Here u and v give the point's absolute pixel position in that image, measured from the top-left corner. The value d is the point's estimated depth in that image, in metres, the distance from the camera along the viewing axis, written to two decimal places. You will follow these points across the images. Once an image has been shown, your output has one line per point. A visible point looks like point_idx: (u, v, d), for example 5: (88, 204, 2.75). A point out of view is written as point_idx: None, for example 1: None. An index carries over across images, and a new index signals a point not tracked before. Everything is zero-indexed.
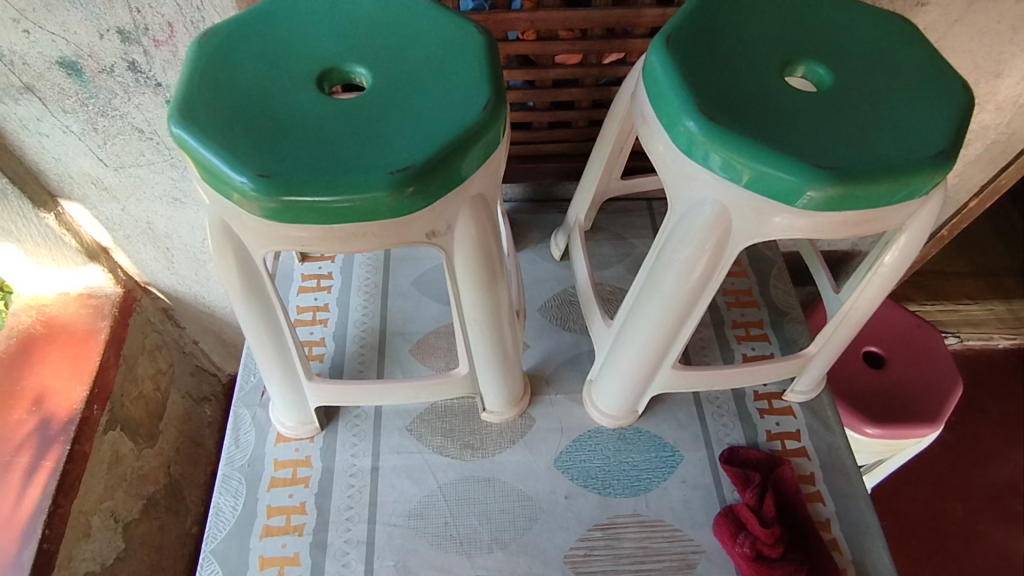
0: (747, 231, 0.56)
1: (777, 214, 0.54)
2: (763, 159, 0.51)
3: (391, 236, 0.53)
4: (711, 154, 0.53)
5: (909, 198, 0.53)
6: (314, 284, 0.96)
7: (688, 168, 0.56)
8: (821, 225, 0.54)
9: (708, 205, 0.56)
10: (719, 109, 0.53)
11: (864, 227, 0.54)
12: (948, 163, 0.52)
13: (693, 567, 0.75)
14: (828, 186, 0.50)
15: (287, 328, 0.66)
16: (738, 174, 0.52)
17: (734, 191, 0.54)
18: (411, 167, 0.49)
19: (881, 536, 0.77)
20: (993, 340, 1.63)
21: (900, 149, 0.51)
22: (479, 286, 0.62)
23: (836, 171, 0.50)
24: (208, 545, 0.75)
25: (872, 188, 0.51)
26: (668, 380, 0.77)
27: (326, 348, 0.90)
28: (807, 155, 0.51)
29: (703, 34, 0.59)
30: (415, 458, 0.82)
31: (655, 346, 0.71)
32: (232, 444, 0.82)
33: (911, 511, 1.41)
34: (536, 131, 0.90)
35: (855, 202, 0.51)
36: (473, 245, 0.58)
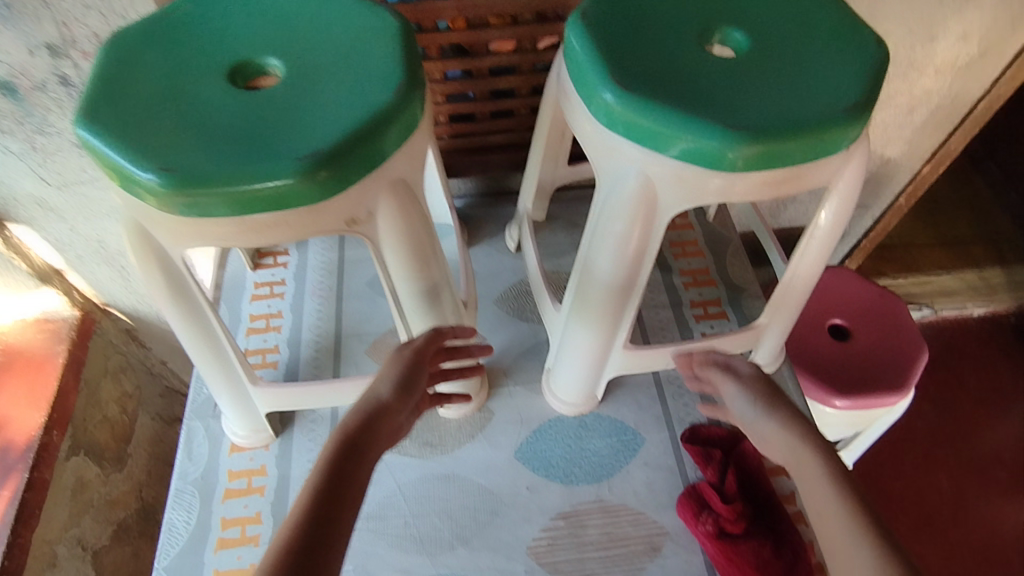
0: (674, 200, 0.55)
1: (700, 179, 0.53)
2: (678, 122, 0.50)
3: (307, 225, 0.51)
4: (627, 122, 0.52)
5: (830, 153, 0.53)
6: (266, 291, 0.94)
7: (609, 141, 0.55)
8: (742, 189, 0.53)
9: (632, 175, 0.55)
10: (635, 78, 0.53)
11: (788, 187, 0.54)
12: (864, 116, 0.52)
13: (658, 550, 0.74)
14: (744, 146, 0.50)
15: (223, 333, 0.65)
16: (655, 141, 0.52)
17: (655, 159, 0.53)
18: (319, 152, 0.48)
19: None
20: (967, 308, 1.64)
21: (815, 106, 0.51)
22: (414, 276, 0.60)
23: (752, 129, 0.50)
24: (160, 562, 0.73)
25: (790, 145, 0.50)
26: (622, 361, 0.77)
27: (280, 354, 0.88)
28: (722, 116, 0.50)
29: (618, 5, 0.59)
30: (373, 461, 0.80)
31: (601, 327, 0.70)
32: (185, 458, 0.80)
33: (896, 486, 1.39)
34: (479, 122, 0.89)
35: (774, 161, 0.51)
36: (400, 233, 0.56)
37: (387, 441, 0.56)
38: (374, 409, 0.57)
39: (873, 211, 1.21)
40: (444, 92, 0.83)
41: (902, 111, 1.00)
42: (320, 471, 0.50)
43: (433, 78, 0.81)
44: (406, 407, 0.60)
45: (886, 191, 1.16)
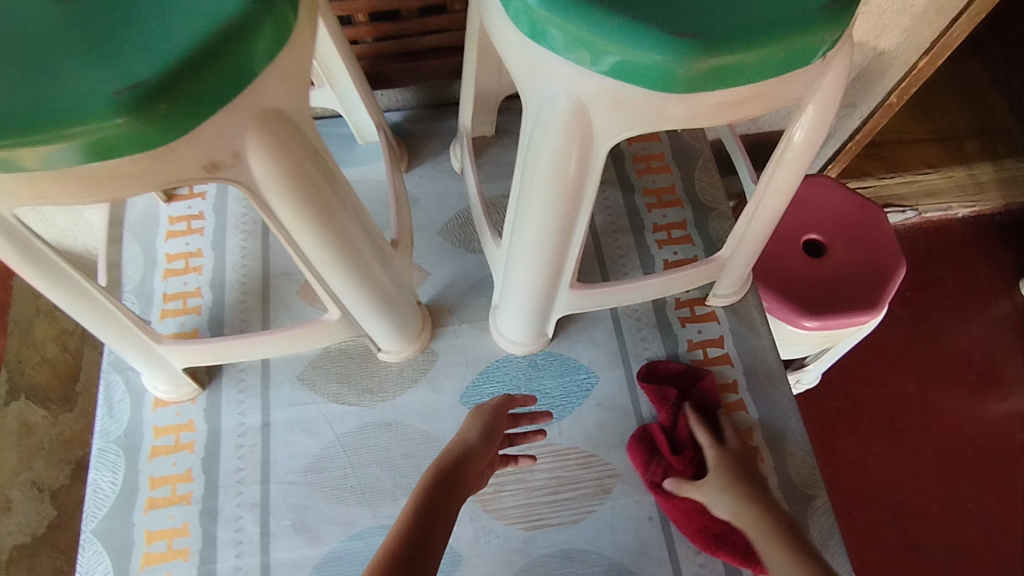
0: (612, 128, 0.45)
1: (642, 102, 0.43)
2: (613, 28, 0.39)
3: (149, 174, 0.41)
4: (551, 28, 0.41)
5: (804, 64, 0.42)
6: (183, 227, 0.84)
7: (532, 54, 0.44)
8: (693, 112, 0.43)
9: (560, 98, 0.44)
10: None
11: (751, 108, 0.44)
12: (848, 14, 0.41)
13: (608, 492, 0.72)
14: (696, 59, 0.39)
15: (95, 289, 0.56)
16: (585, 54, 0.41)
17: (587, 77, 0.42)
18: (142, 82, 0.37)
19: (803, 438, 0.75)
20: (952, 210, 1.49)
21: (785, 3, 0.40)
22: (313, 224, 0.50)
23: (706, 36, 0.39)
24: (88, 525, 0.69)
25: (753, 56, 0.40)
26: (570, 300, 0.70)
27: (202, 299, 0.80)
28: (667, 20, 0.40)
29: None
30: (309, 411, 0.75)
31: (542, 268, 0.63)
32: (105, 415, 0.74)
33: (862, 391, 1.30)
34: (406, 21, 0.75)
35: (734, 76, 0.41)
36: (283, 179, 0.45)
37: (470, 489, 0.61)
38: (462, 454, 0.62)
39: (861, 110, 1.09)
40: None
41: None
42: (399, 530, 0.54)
43: None
44: (488, 456, 0.64)
45: (876, 88, 1.04)
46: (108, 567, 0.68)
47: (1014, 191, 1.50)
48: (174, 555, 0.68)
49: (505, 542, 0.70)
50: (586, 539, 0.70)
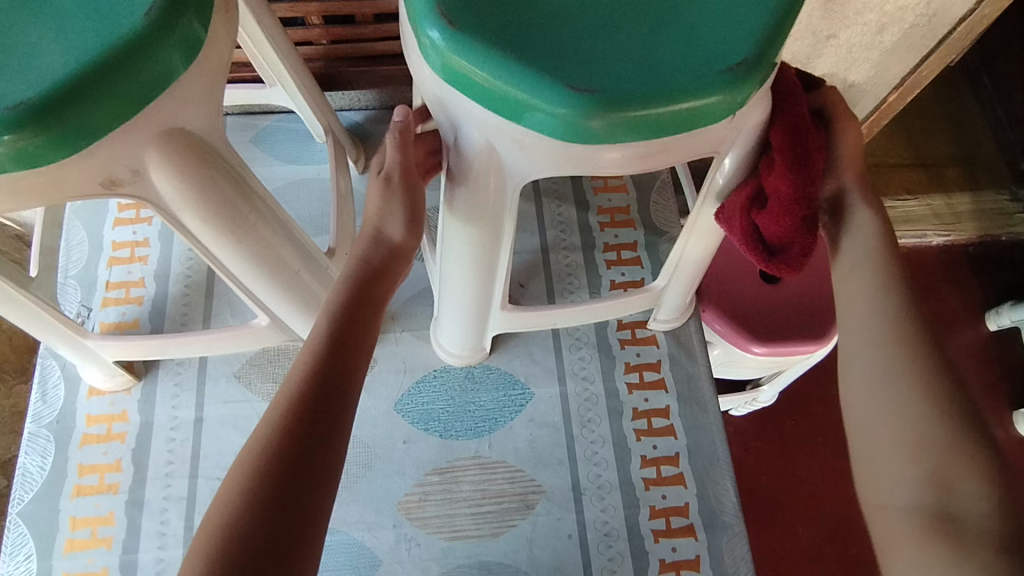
0: (521, 170, 0.46)
1: (543, 146, 0.43)
2: (510, 75, 0.40)
3: (50, 189, 0.41)
4: (454, 67, 0.42)
5: (707, 123, 0.43)
6: (132, 215, 0.84)
7: (442, 92, 0.44)
8: (599, 164, 0.44)
9: (470, 136, 0.45)
10: (467, 11, 0.41)
11: (658, 160, 0.44)
12: (751, 80, 0.42)
13: (531, 508, 0.73)
14: (591, 112, 0.40)
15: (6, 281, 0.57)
16: (489, 94, 0.41)
17: (492, 122, 0.43)
18: (38, 102, 0.38)
19: (727, 466, 0.76)
20: (926, 237, 1.30)
21: (688, 64, 0.41)
22: (229, 238, 0.50)
23: (601, 92, 0.40)
24: (15, 508, 0.70)
25: (650, 112, 0.40)
26: (502, 321, 0.70)
27: (146, 290, 0.80)
28: (569, 72, 0.40)
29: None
30: (243, 408, 0.76)
31: (468, 234, 0.53)
32: (39, 400, 0.75)
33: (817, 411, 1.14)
34: (360, 26, 0.75)
35: (636, 132, 0.41)
36: (193, 194, 0.45)
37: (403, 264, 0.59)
38: (389, 253, 0.57)
39: None
40: None
41: (869, 30, 0.85)
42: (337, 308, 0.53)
43: None
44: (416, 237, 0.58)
45: None
46: (32, 550, 0.69)
47: (992, 227, 1.32)
48: (98, 543, 0.69)
49: (425, 550, 0.71)
50: (504, 553, 0.71)
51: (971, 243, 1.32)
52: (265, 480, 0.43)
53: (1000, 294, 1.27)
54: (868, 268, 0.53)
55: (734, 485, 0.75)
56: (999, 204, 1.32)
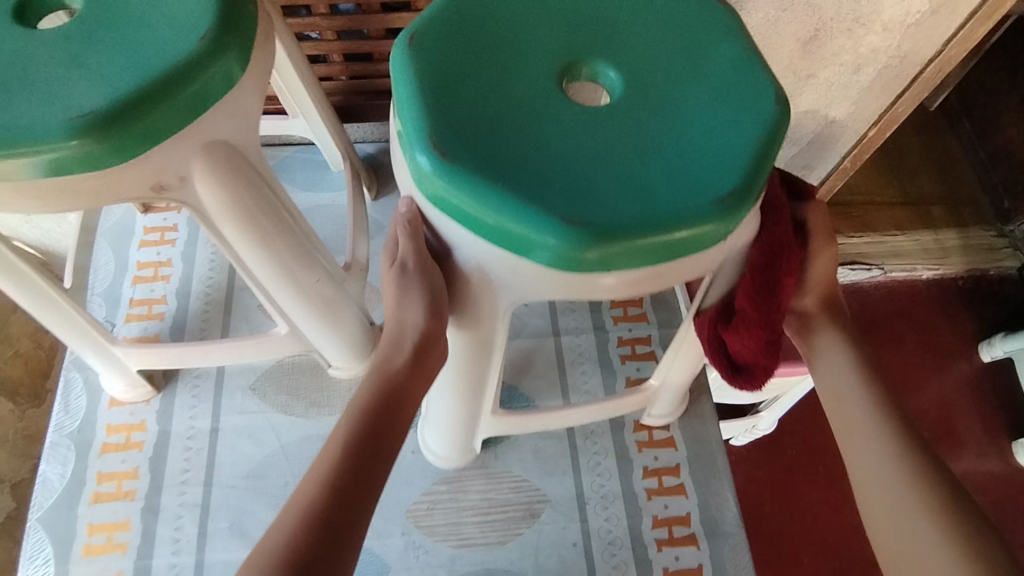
0: (513, 289, 0.48)
1: (538, 272, 0.45)
2: (506, 207, 0.43)
3: (104, 193, 0.45)
4: (451, 197, 0.44)
5: (691, 252, 0.46)
6: (156, 237, 0.88)
7: (438, 215, 0.47)
8: (588, 291, 0.46)
9: (468, 256, 0.47)
10: (461, 143, 0.45)
11: (647, 285, 0.47)
12: (732, 210, 0.45)
13: (536, 516, 0.75)
14: (580, 246, 0.42)
15: (50, 287, 0.61)
16: (483, 224, 0.44)
17: (486, 248, 0.46)
18: (100, 113, 0.42)
19: (728, 478, 0.78)
20: (916, 271, 1.29)
21: (671, 194, 0.44)
22: (255, 242, 0.54)
23: (593, 224, 0.42)
24: (34, 513, 0.73)
25: (639, 243, 0.43)
26: (495, 426, 0.72)
27: (167, 306, 0.84)
28: (558, 204, 0.43)
29: (465, 33, 0.50)
30: (256, 419, 0.78)
31: (461, 342, 0.56)
32: (61, 410, 0.77)
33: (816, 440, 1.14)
34: (378, 63, 0.81)
35: (623, 261, 0.44)
36: (226, 198, 0.49)
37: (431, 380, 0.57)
38: (413, 352, 0.53)
39: (817, 172, 1.04)
40: (333, 28, 0.76)
41: (846, 70, 0.85)
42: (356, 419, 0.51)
43: (319, 11, 0.74)
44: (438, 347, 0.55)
45: None
46: (51, 554, 0.71)
47: (982, 261, 1.30)
48: (114, 548, 0.71)
49: (433, 557, 0.72)
50: (510, 561, 0.72)
51: (960, 276, 1.31)
52: (315, 532, 0.45)
53: (993, 327, 1.25)
54: (850, 384, 0.55)
55: (734, 496, 0.77)
56: (987, 240, 1.32)
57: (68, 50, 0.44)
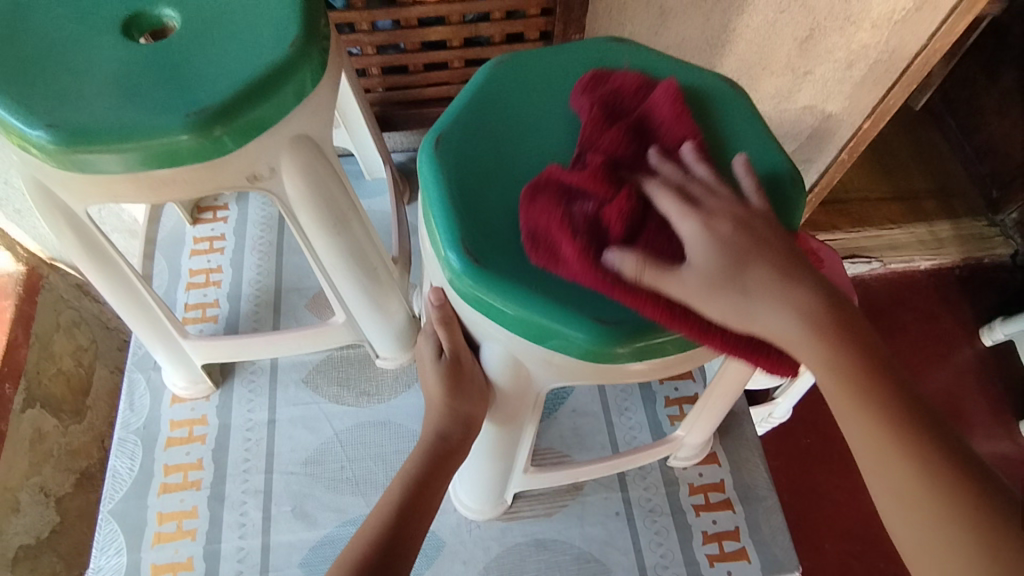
0: (545, 379, 0.48)
1: (569, 366, 0.45)
2: (538, 311, 0.43)
3: (206, 180, 0.52)
4: (482, 298, 0.44)
5: None
6: (206, 246, 0.94)
7: (468, 312, 0.46)
8: (620, 375, 0.46)
9: (496, 353, 0.47)
10: (488, 243, 0.44)
11: (675, 368, 0.47)
12: None
13: (580, 488, 0.79)
14: (615, 344, 0.42)
15: (142, 284, 0.67)
16: (515, 323, 0.44)
17: (517, 344, 0.46)
18: (210, 108, 0.48)
19: (757, 447, 0.83)
20: (913, 262, 1.30)
21: None
22: (330, 229, 0.60)
23: (625, 324, 0.43)
24: (105, 505, 0.76)
25: (668, 337, 0.43)
26: (524, 480, 0.71)
27: (219, 309, 0.89)
28: (590, 304, 0.43)
29: (486, 129, 0.50)
30: (311, 409, 0.83)
31: (491, 432, 0.57)
32: (127, 408, 0.82)
33: (833, 427, 1.15)
34: (412, 75, 0.89)
35: (654, 353, 0.44)
36: (309, 183, 0.56)
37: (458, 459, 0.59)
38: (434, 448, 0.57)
39: (817, 165, 1.05)
40: (374, 43, 0.83)
41: (839, 66, 0.89)
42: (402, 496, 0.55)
43: (361, 28, 0.81)
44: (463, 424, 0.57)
45: None
46: (122, 544, 0.74)
47: (975, 250, 1.32)
48: (183, 535, 0.75)
49: (485, 531, 0.76)
50: (559, 530, 0.77)
51: (957, 265, 1.32)
52: None
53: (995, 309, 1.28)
54: (807, 346, 0.40)
55: (765, 464, 0.81)
56: (978, 229, 1.33)
57: (174, 56, 0.51)
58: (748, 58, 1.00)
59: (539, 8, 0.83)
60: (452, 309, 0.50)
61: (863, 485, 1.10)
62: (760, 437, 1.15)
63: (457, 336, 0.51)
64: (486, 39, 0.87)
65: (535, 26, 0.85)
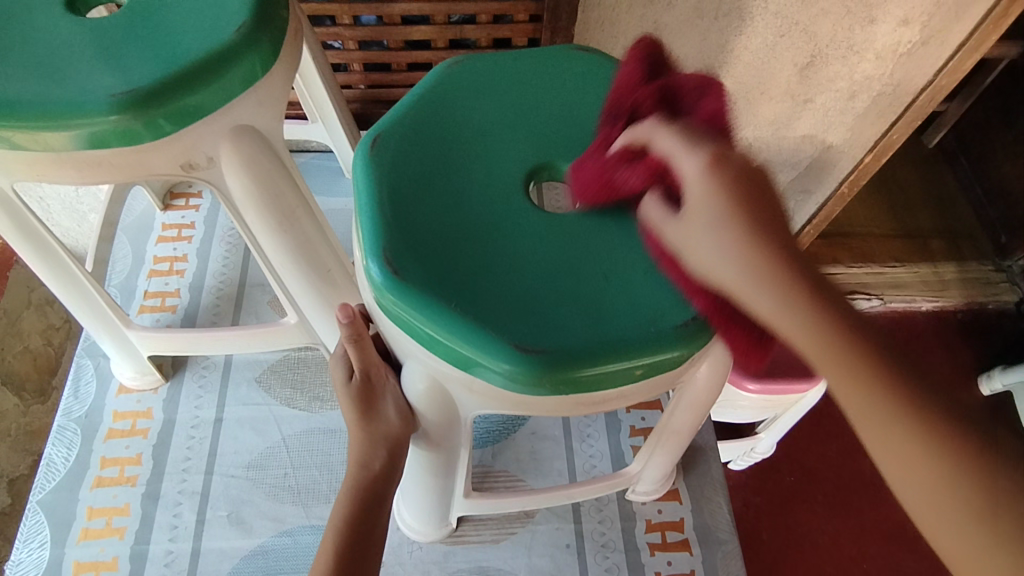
0: (469, 406, 0.45)
1: (492, 393, 0.42)
2: (455, 330, 0.39)
3: (137, 166, 0.50)
4: (400, 313, 0.41)
5: (657, 374, 0.42)
6: (174, 233, 0.92)
7: (389, 327, 0.43)
8: (547, 409, 0.42)
9: (417, 372, 0.44)
10: (413, 254, 0.42)
11: (611, 406, 0.44)
12: (704, 333, 0.42)
13: (531, 516, 0.76)
14: (535, 374, 0.39)
15: (78, 267, 0.64)
16: (432, 341, 0.41)
17: (438, 365, 0.42)
18: (138, 90, 0.46)
19: (722, 486, 0.79)
20: (915, 302, 1.25)
21: (632, 313, 0.42)
22: (272, 228, 0.56)
23: (550, 352, 0.39)
24: (35, 495, 0.74)
25: (600, 371, 0.40)
26: (467, 506, 0.67)
27: (180, 299, 0.86)
28: (512, 328, 0.40)
29: (428, 135, 0.48)
30: (261, 410, 0.80)
31: (421, 453, 0.54)
32: (71, 395, 0.80)
33: (814, 469, 1.10)
34: (394, 73, 0.86)
35: (582, 388, 0.41)
36: (248, 176, 0.53)
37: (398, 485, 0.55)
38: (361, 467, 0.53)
39: (815, 198, 1.00)
40: (355, 38, 0.81)
41: (841, 96, 0.85)
42: (345, 530, 0.51)
43: (343, 22, 0.79)
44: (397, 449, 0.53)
45: None
46: (47, 537, 0.71)
47: (979, 295, 1.26)
48: (111, 533, 0.71)
49: (426, 553, 0.73)
50: (504, 559, 0.73)
51: (959, 309, 1.26)
52: None
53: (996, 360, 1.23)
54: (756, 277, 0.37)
55: (729, 505, 0.77)
56: (984, 273, 1.28)
57: (113, 35, 0.49)
58: (745, 83, 0.95)
59: (527, 14, 0.80)
60: (360, 325, 0.51)
61: (840, 532, 1.05)
62: (736, 473, 1.10)
63: (365, 353, 0.51)
64: (472, 42, 0.84)
65: (524, 32, 0.82)
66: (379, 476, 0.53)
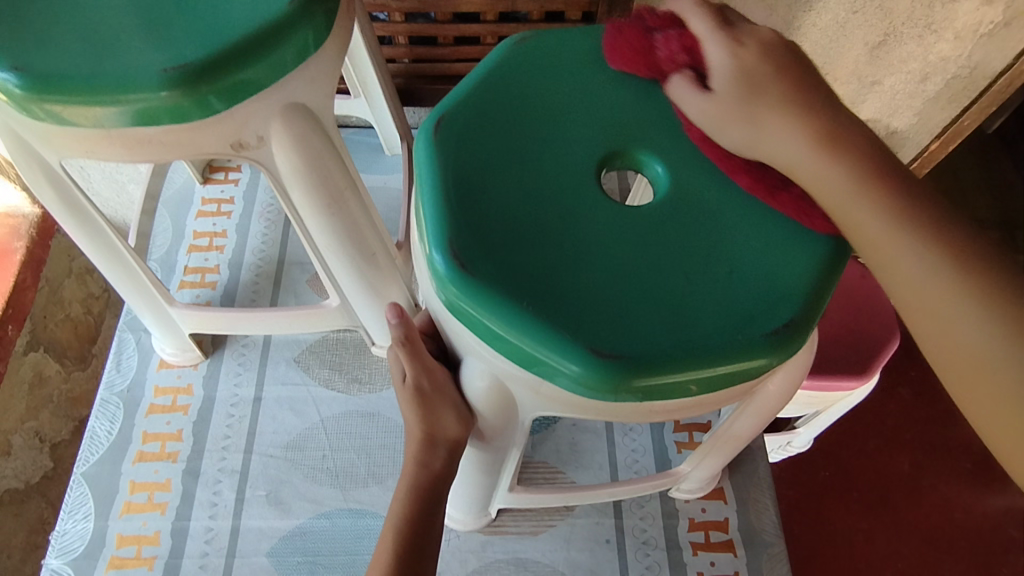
0: (531, 406, 0.44)
1: (559, 396, 0.41)
2: (524, 331, 0.38)
3: (186, 145, 0.48)
4: (466, 308, 0.39)
5: (733, 384, 0.40)
6: (213, 208, 0.91)
7: (450, 323, 0.42)
8: (616, 413, 0.41)
9: (478, 370, 0.43)
10: (480, 247, 0.40)
11: (681, 414, 0.42)
12: (788, 343, 0.40)
13: (570, 509, 0.74)
14: (609, 380, 0.37)
15: (121, 242, 0.63)
16: (498, 341, 0.39)
17: (501, 365, 0.41)
18: (189, 64, 0.44)
19: (770, 488, 0.76)
20: None
21: (710, 317, 0.39)
22: (322, 211, 0.55)
23: (627, 357, 0.37)
24: (80, 467, 0.74)
25: (679, 378, 0.38)
26: (508, 499, 0.66)
27: (219, 276, 0.85)
28: (586, 331, 0.38)
29: (491, 120, 0.45)
30: (299, 391, 0.79)
31: (475, 450, 0.52)
32: (113, 368, 0.80)
33: (857, 467, 1.06)
34: (441, 47, 0.83)
35: (655, 395, 0.39)
36: (301, 158, 0.51)
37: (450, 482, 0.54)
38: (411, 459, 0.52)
39: None
40: (402, 10, 0.78)
41: (912, 79, 0.76)
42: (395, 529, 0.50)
43: None
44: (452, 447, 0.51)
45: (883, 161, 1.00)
46: (91, 510, 0.72)
47: None
48: (153, 507, 0.72)
49: (464, 542, 0.72)
50: (542, 551, 0.71)
51: None
52: None
53: None
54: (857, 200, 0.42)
55: (776, 507, 0.75)
56: None
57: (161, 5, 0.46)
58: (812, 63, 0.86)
59: None
60: (406, 326, 0.49)
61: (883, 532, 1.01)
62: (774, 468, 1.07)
63: (417, 357, 0.49)
64: (523, 15, 0.80)
65: (578, 5, 0.78)
66: (429, 471, 0.52)
